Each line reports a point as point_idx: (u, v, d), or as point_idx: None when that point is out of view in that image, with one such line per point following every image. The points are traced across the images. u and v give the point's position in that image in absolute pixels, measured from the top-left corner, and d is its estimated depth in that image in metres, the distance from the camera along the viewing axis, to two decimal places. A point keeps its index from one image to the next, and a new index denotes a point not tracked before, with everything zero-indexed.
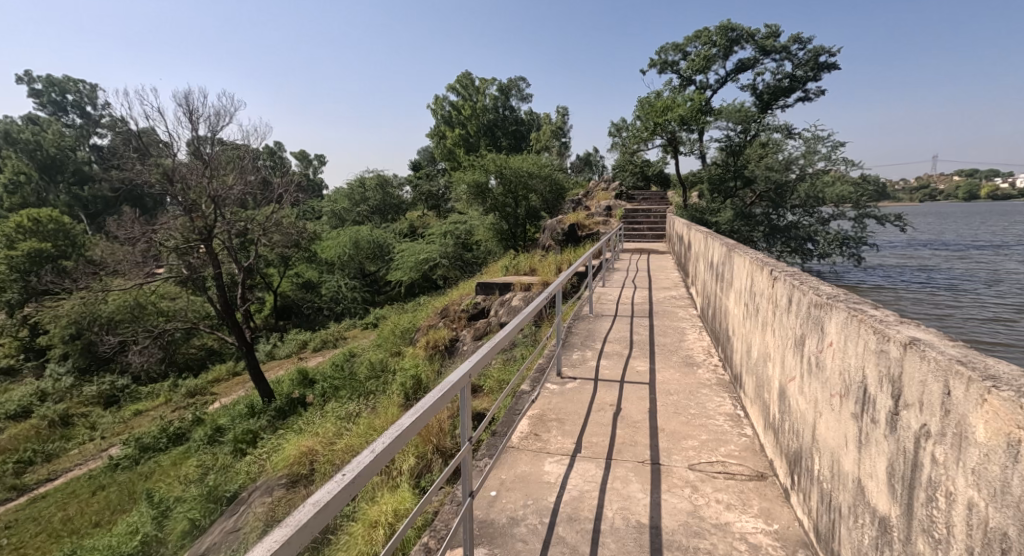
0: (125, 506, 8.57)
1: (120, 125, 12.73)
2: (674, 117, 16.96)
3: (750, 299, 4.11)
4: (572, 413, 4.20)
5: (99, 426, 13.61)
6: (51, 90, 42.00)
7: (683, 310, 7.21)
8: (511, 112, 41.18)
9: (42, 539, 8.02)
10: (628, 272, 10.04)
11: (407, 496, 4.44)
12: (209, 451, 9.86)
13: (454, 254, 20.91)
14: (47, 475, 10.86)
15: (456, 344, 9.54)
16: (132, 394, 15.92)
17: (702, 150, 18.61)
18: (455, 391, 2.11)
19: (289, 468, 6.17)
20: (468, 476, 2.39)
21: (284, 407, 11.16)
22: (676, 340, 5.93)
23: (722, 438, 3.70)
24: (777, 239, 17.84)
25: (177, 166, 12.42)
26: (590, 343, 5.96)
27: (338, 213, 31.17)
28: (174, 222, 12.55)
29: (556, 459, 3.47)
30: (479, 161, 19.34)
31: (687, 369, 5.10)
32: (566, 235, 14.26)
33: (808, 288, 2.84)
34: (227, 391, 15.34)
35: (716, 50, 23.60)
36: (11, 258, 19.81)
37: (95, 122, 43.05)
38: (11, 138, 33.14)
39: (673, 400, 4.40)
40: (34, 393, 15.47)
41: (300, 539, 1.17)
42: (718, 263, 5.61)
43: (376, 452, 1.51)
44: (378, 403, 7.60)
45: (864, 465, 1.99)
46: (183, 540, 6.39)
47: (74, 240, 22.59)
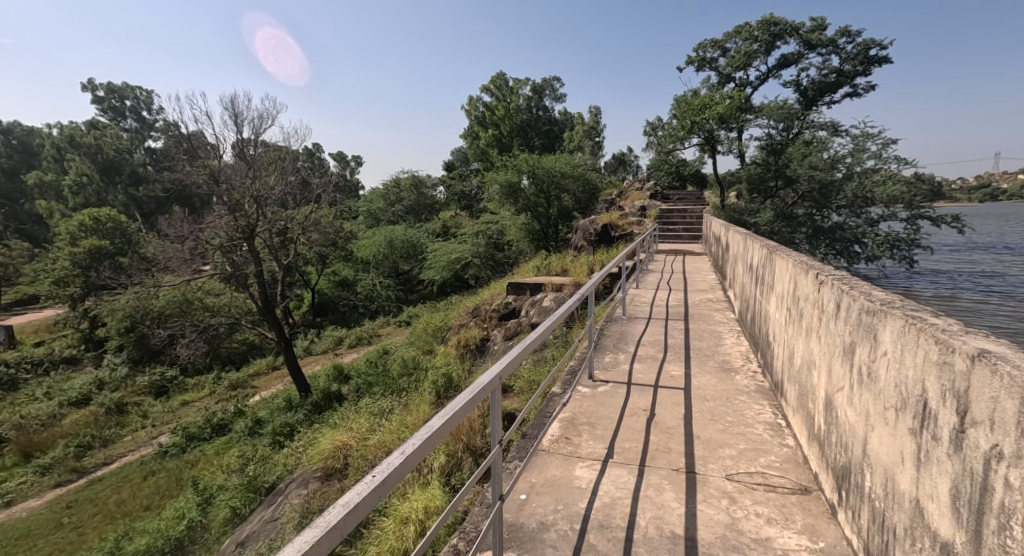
0: (173, 492, 9.03)
1: (171, 129, 13.31)
2: (712, 115, 16.49)
3: (793, 303, 3.94)
4: (604, 416, 4.14)
5: (150, 414, 14.39)
6: (112, 97, 44.60)
7: (720, 313, 7.00)
8: (545, 112, 41.15)
9: (98, 519, 8.52)
10: (663, 274, 9.83)
11: (437, 495, 4.49)
12: (250, 443, 10.27)
13: (486, 254, 21.12)
14: (104, 459, 11.56)
15: (486, 344, 9.57)
16: (180, 385, 16.75)
17: (740, 149, 18.03)
18: (485, 392, 2.10)
19: (323, 461, 6.32)
20: (498, 479, 2.38)
21: (321, 402, 11.52)
22: (712, 345, 5.76)
23: (762, 448, 3.56)
24: (820, 241, 17.14)
25: (223, 167, 12.94)
26: (623, 346, 5.86)
27: (374, 213, 31.88)
28: (219, 222, 13.08)
29: (587, 464, 3.42)
30: (512, 161, 19.40)
31: (724, 375, 4.94)
32: (599, 235, 14.11)
33: (858, 293, 2.69)
34: (267, 385, 15.94)
35: (758, 46, 22.81)
36: (75, 254, 21.10)
37: (150, 126, 45.73)
38: (75, 141, 35.33)
39: (709, 406, 4.27)
40: (93, 381, 16.51)
41: (332, 539, 1.18)
42: (759, 264, 5.39)
43: (407, 453, 1.53)
44: (410, 400, 7.73)
45: (925, 484, 1.86)
46: (225, 527, 6.67)
47: (130, 238, 23.81)
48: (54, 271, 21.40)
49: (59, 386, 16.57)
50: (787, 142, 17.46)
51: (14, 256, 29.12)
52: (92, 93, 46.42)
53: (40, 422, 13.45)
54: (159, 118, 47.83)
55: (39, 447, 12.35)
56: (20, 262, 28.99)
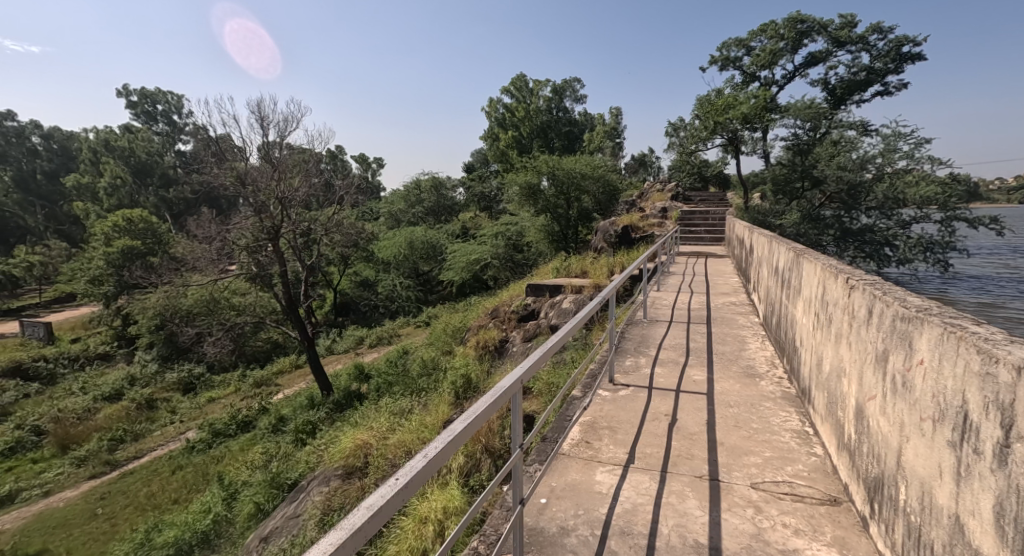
0: (199, 486, 9.27)
1: (201, 132, 13.69)
2: (736, 115, 16.15)
3: (821, 308, 3.84)
4: (625, 421, 4.09)
5: (178, 410, 14.80)
6: (145, 101, 45.99)
7: (744, 317, 6.86)
8: (565, 113, 40.88)
9: (130, 511, 8.81)
10: (685, 276, 9.68)
11: (456, 495, 4.50)
12: (273, 440, 10.49)
13: (505, 255, 21.18)
14: (134, 453, 11.93)
15: (505, 345, 9.59)
16: (206, 382, 17.19)
17: (765, 150, 17.63)
18: (506, 397, 2.10)
19: (344, 459, 6.39)
20: (519, 483, 2.37)
21: (342, 400, 11.70)
22: (736, 350, 5.65)
23: (788, 457, 3.48)
24: (848, 243, 16.75)
25: (249, 170, 13.22)
26: (644, 349, 5.79)
27: (395, 215, 32.24)
28: (246, 223, 13.40)
29: (607, 469, 3.39)
30: (532, 162, 19.39)
31: (749, 380, 4.84)
32: (619, 237, 14.00)
33: (892, 299, 2.60)
34: (290, 383, 16.22)
35: (784, 44, 22.32)
36: (109, 254, 21.84)
37: (180, 129, 47.07)
38: (109, 145, 36.55)
39: (733, 412, 4.19)
40: (125, 377, 17.06)
41: (356, 542, 1.18)
42: (784, 268, 5.26)
43: (429, 457, 1.52)
44: (430, 400, 7.78)
45: (964, 500, 1.80)
46: (249, 522, 6.83)
47: (160, 238, 24.50)
48: (90, 270, 22.21)
49: (94, 381, 17.20)
50: (813, 142, 17.03)
51: (53, 256, 30.29)
52: (124, 97, 47.79)
53: (76, 416, 13.97)
54: (189, 122, 49.11)
55: (75, 439, 12.83)
56: (59, 261, 30.15)
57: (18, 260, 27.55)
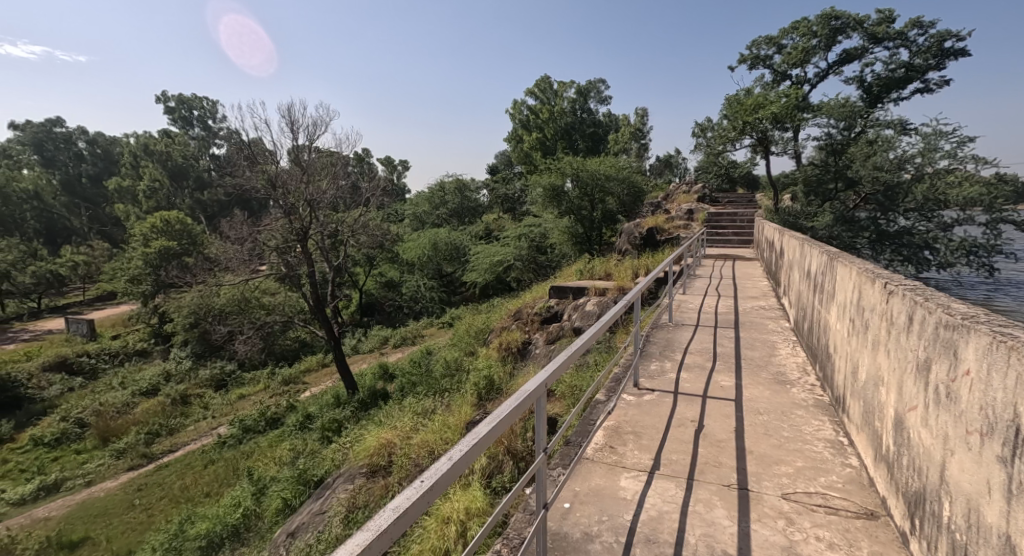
0: (230, 480, 9.53)
1: (234, 136, 14.04)
2: (766, 115, 15.77)
3: (858, 314, 3.71)
4: (649, 426, 4.03)
5: (211, 406, 15.28)
6: (182, 107, 47.70)
7: (774, 322, 6.68)
8: (589, 114, 40.55)
9: (166, 503, 9.15)
10: (711, 279, 9.50)
11: (479, 496, 4.52)
12: (300, 437, 10.72)
13: (529, 257, 21.20)
14: (169, 447, 12.37)
15: (528, 347, 9.57)
16: (237, 379, 17.73)
17: (795, 150, 17.12)
18: (531, 400, 2.08)
19: (369, 458, 6.46)
20: (544, 487, 2.35)
21: (367, 399, 11.87)
22: (765, 355, 5.51)
23: (821, 467, 3.37)
24: (884, 246, 16.14)
25: (279, 172, 13.53)
26: (670, 354, 5.70)
27: (420, 217, 32.58)
28: (276, 224, 13.79)
29: (632, 475, 3.34)
30: (556, 164, 19.34)
31: (779, 387, 4.70)
32: (644, 239, 13.82)
33: (935, 305, 2.49)
34: (316, 381, 16.54)
35: (817, 41, 21.70)
36: (147, 254, 22.70)
37: (214, 134, 48.62)
38: (150, 149, 38.05)
39: (763, 420, 4.08)
40: (162, 373, 17.73)
41: (382, 543, 1.19)
42: (817, 272, 5.10)
43: (455, 459, 1.52)
44: (453, 401, 7.83)
45: (1016, 520, 1.70)
46: (277, 517, 6.98)
47: (195, 239, 25.39)
48: (129, 269, 23.15)
49: (132, 376, 17.91)
50: (847, 141, 16.29)
51: (96, 256, 31.71)
52: (162, 103, 49.54)
53: (116, 409, 14.58)
54: (223, 127, 50.73)
55: (115, 432, 13.38)
56: (101, 261, 31.55)
57: (65, 260, 28.94)
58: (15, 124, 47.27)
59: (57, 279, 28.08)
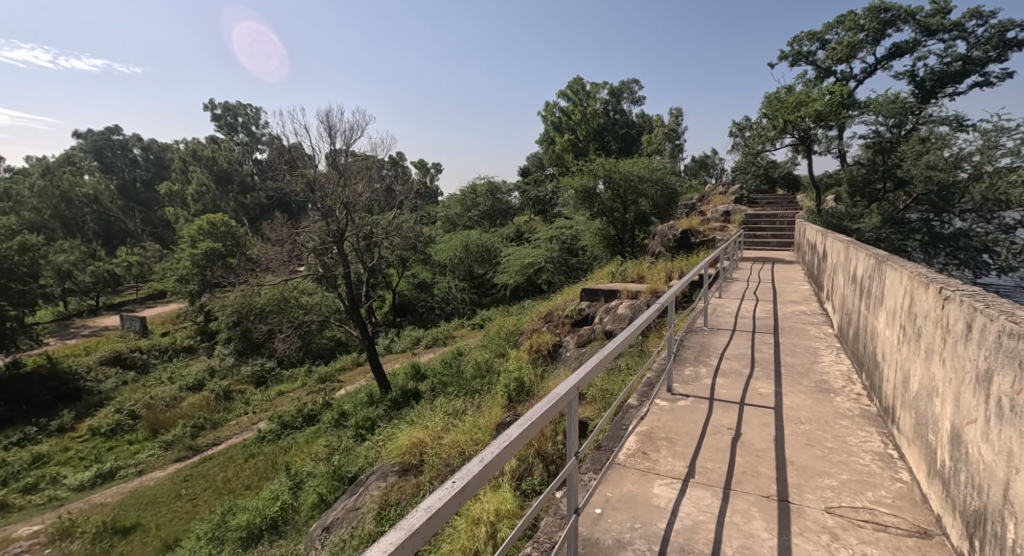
0: (268, 475, 9.85)
1: (276, 142, 14.55)
2: (808, 113, 15.21)
3: (909, 320, 3.51)
4: (683, 433, 3.94)
5: (251, 402, 15.86)
6: (227, 114, 49.84)
7: (816, 328, 6.42)
8: (622, 115, 39.71)
9: (210, 493, 9.56)
10: (749, 283, 9.21)
11: (509, 498, 4.52)
12: (335, 434, 11.01)
13: (560, 260, 21.15)
14: (213, 440, 12.91)
15: (559, 350, 9.52)
16: (277, 376, 18.34)
17: (840, 149, 16.42)
18: (562, 404, 2.06)
19: (401, 456, 6.58)
20: (574, 491, 2.33)
21: (399, 399, 12.06)
22: (807, 362, 5.29)
23: (868, 481, 3.21)
24: (939, 249, 15.34)
25: (318, 176, 13.94)
26: (705, 359, 5.55)
27: (451, 219, 32.96)
28: (314, 226, 14.22)
29: (665, 482, 3.27)
30: (588, 165, 19.15)
31: (822, 396, 4.52)
32: (678, 242, 13.55)
33: (996, 312, 2.34)
34: (351, 380, 16.93)
35: (864, 35, 20.78)
36: (194, 255, 23.82)
37: (257, 140, 50.55)
38: (198, 155, 39.93)
39: (804, 429, 3.92)
40: (207, 369, 18.55)
41: (414, 543, 1.18)
42: (864, 276, 4.87)
43: (486, 461, 1.52)
44: (483, 402, 7.85)
45: None
46: (313, 511, 7.19)
47: (238, 241, 26.45)
48: (178, 269, 24.33)
49: (179, 372, 18.80)
50: (897, 140, 15.54)
51: (148, 256, 33.50)
52: (208, 110, 51.78)
53: (165, 403, 15.31)
54: (265, 133, 52.62)
55: (163, 424, 14.07)
56: (152, 261, 33.28)
57: (120, 260, 30.76)
58: (78, 132, 50.57)
59: (113, 278, 29.83)
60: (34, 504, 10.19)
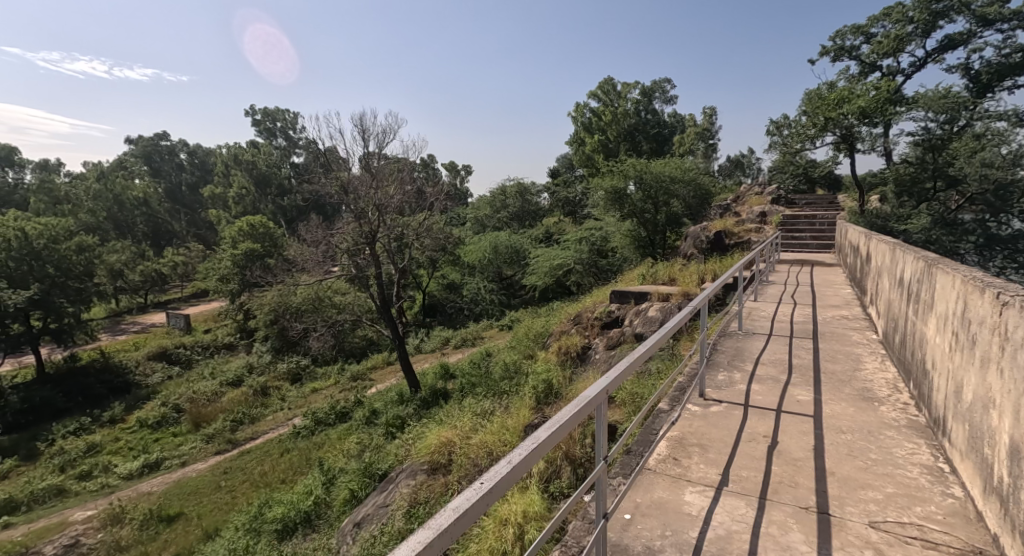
0: (303, 469, 10.12)
1: (313, 145, 14.99)
2: (851, 110, 14.62)
3: (962, 327, 3.32)
4: (716, 439, 3.84)
5: (287, 398, 16.35)
6: (267, 120, 51.66)
7: (859, 333, 6.15)
8: (653, 115, 39.15)
9: (247, 486, 9.90)
10: (787, 286, 8.90)
11: (537, 500, 4.51)
12: (366, 431, 11.26)
13: (589, 261, 21.01)
14: (251, 434, 13.37)
15: (588, 352, 9.45)
16: (311, 374, 18.85)
17: (886, 147, 15.69)
18: (591, 407, 2.02)
19: (430, 455, 6.65)
20: (602, 496, 2.29)
21: (428, 398, 12.18)
22: (848, 369, 5.07)
23: (917, 495, 3.05)
24: (995, 251, 14.04)
25: (351, 179, 14.25)
26: (739, 364, 5.40)
27: (481, 220, 33.19)
28: (347, 228, 14.58)
29: (697, 490, 3.19)
30: (618, 166, 18.92)
31: (865, 404, 4.32)
32: (712, 244, 13.22)
33: None
34: (382, 378, 17.23)
35: (913, 27, 19.84)
36: (235, 255, 24.79)
37: (294, 144, 52.17)
38: (239, 159, 41.53)
39: (846, 440, 3.76)
40: (246, 366, 19.28)
41: (442, 543, 1.18)
42: (912, 279, 4.63)
43: (514, 463, 1.50)
44: (511, 404, 7.85)
45: None
46: (344, 507, 7.35)
47: (276, 241, 27.35)
48: (220, 269, 25.36)
49: (220, 368, 19.59)
50: (948, 136, 14.65)
51: (192, 257, 35.04)
52: (248, 116, 53.73)
53: (206, 397, 15.96)
54: (302, 137, 54.27)
55: (206, 418, 14.68)
56: (196, 261, 34.77)
57: (167, 260, 32.30)
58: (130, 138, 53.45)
59: (160, 278, 31.30)
60: (88, 491, 10.82)
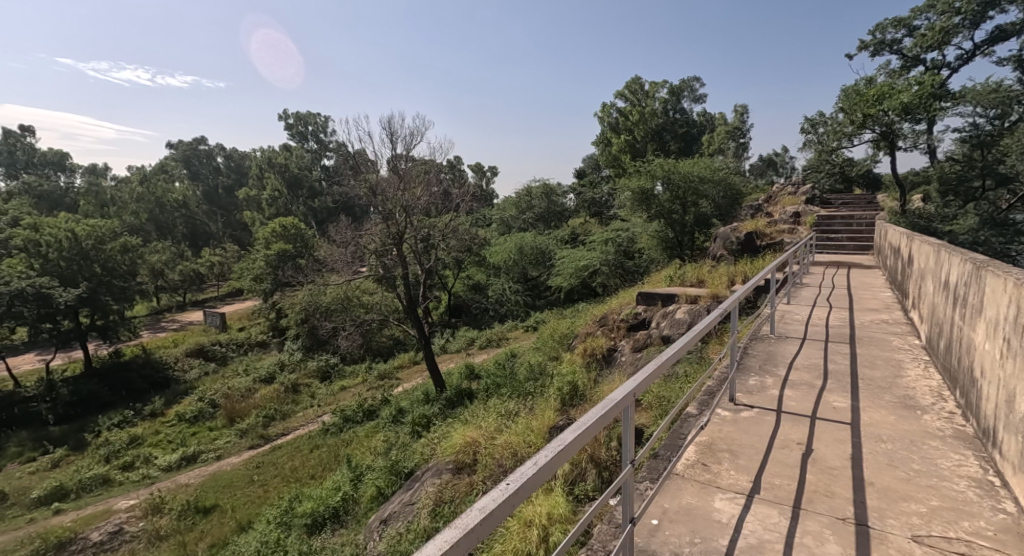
0: (331, 465, 10.33)
1: (343, 149, 15.25)
2: (892, 106, 14.05)
3: (1014, 333, 3.16)
4: (747, 445, 3.74)
5: (317, 395, 16.73)
6: (299, 124, 53.07)
7: (900, 338, 5.90)
8: (682, 114, 38.52)
9: (279, 481, 10.17)
10: (822, 289, 8.61)
11: (561, 503, 4.49)
12: (393, 429, 11.41)
13: (615, 262, 20.80)
14: (282, 430, 13.73)
15: (614, 354, 9.35)
16: (340, 372, 19.26)
17: (929, 145, 15.03)
18: (618, 410, 2.00)
19: (455, 454, 6.69)
20: (630, 500, 2.26)
21: (453, 398, 12.26)
22: (889, 376, 4.87)
23: (964, 510, 2.90)
24: None
25: (379, 180, 14.47)
26: (771, 369, 5.24)
27: (506, 221, 33.31)
28: (375, 229, 14.86)
29: (728, 497, 3.11)
30: (646, 166, 18.66)
31: (907, 413, 4.14)
32: (742, 245, 12.91)
33: None
34: (409, 377, 17.47)
35: (961, 19, 18.92)
36: (268, 256, 25.53)
37: (325, 147, 53.34)
38: (272, 162, 42.77)
39: (887, 449, 3.61)
40: (277, 364, 19.82)
41: (468, 543, 1.18)
42: (959, 282, 4.42)
43: (540, 465, 1.49)
44: (536, 405, 7.83)
45: None
46: (372, 503, 7.46)
47: (307, 242, 28.02)
48: (254, 269, 26.17)
49: (253, 365, 20.19)
50: (999, 132, 13.96)
51: (228, 257, 36.30)
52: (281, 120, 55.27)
53: (240, 393, 16.48)
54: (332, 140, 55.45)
55: (239, 413, 15.15)
56: (231, 261, 36.00)
57: (204, 260, 33.54)
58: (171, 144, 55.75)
59: (197, 277, 32.49)
60: (130, 481, 11.33)
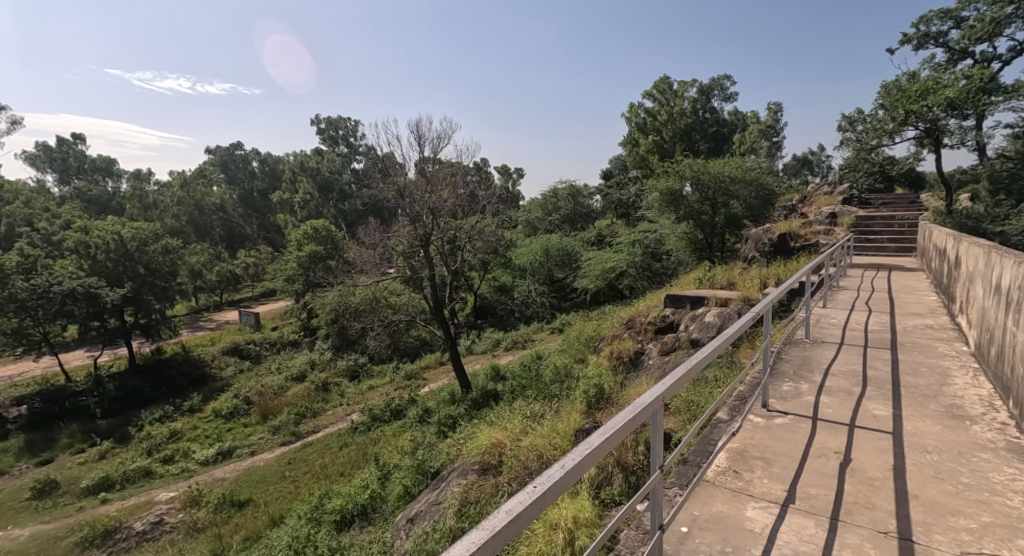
0: (359, 463, 10.49)
1: (371, 152, 15.50)
2: (937, 101, 13.43)
3: None
4: (781, 453, 3.62)
5: (346, 394, 17.05)
6: (330, 129, 54.35)
7: (946, 345, 5.62)
8: (712, 113, 37.75)
9: (310, 477, 10.40)
10: (861, 293, 8.28)
11: (587, 506, 4.45)
12: (420, 429, 11.52)
13: (643, 264, 20.54)
14: (313, 427, 14.05)
15: (641, 357, 9.22)
16: (368, 371, 19.60)
17: (977, 141, 14.28)
18: (646, 414, 1.97)
19: (481, 455, 6.72)
20: (658, 506, 2.21)
21: (479, 398, 12.31)
22: (933, 384, 4.64)
23: (1019, 527, 2.73)
24: None
25: (407, 183, 14.64)
26: (806, 374, 5.06)
27: (532, 223, 33.31)
28: (403, 231, 15.06)
29: (760, 506, 3.02)
30: (675, 167, 18.35)
31: (954, 423, 3.94)
32: (775, 246, 12.55)
33: None
34: (435, 378, 17.64)
35: (1014, 9, 17.91)
36: (299, 257, 26.20)
37: (354, 150, 54.45)
38: (303, 166, 43.90)
39: (932, 461, 3.44)
40: (308, 363, 20.31)
41: (495, 543, 1.18)
42: (1013, 287, 4.17)
43: (567, 468, 1.48)
44: (562, 407, 7.77)
45: None
46: (399, 502, 7.54)
47: (336, 243, 28.64)
48: (286, 270, 26.90)
49: (285, 363, 20.74)
50: None
51: (262, 258, 37.44)
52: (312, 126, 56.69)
53: (273, 390, 16.94)
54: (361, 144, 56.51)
55: (272, 410, 15.59)
56: (265, 263, 37.14)
57: (240, 262, 34.69)
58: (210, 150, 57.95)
59: (233, 278, 33.63)
60: (170, 474, 11.79)
